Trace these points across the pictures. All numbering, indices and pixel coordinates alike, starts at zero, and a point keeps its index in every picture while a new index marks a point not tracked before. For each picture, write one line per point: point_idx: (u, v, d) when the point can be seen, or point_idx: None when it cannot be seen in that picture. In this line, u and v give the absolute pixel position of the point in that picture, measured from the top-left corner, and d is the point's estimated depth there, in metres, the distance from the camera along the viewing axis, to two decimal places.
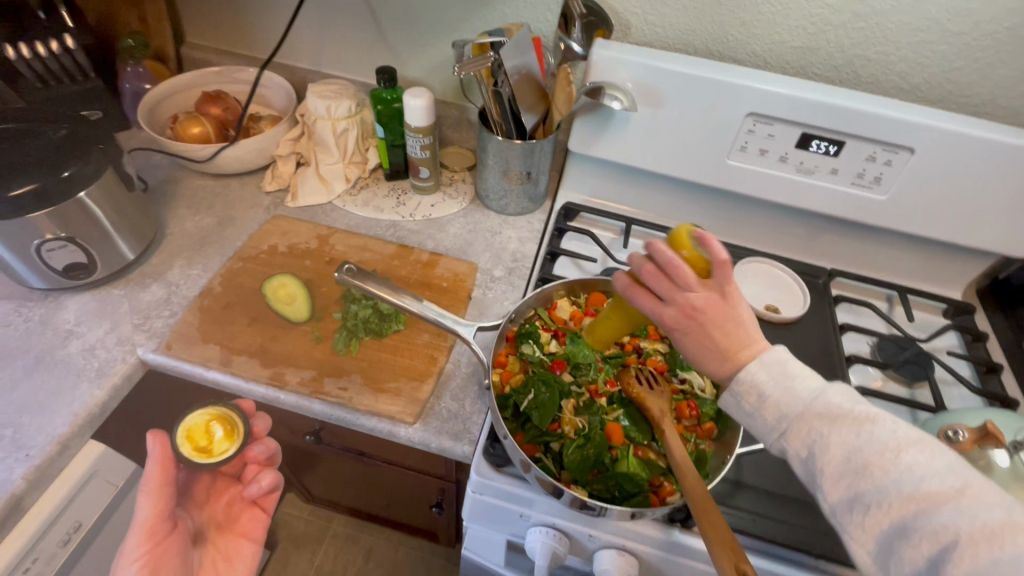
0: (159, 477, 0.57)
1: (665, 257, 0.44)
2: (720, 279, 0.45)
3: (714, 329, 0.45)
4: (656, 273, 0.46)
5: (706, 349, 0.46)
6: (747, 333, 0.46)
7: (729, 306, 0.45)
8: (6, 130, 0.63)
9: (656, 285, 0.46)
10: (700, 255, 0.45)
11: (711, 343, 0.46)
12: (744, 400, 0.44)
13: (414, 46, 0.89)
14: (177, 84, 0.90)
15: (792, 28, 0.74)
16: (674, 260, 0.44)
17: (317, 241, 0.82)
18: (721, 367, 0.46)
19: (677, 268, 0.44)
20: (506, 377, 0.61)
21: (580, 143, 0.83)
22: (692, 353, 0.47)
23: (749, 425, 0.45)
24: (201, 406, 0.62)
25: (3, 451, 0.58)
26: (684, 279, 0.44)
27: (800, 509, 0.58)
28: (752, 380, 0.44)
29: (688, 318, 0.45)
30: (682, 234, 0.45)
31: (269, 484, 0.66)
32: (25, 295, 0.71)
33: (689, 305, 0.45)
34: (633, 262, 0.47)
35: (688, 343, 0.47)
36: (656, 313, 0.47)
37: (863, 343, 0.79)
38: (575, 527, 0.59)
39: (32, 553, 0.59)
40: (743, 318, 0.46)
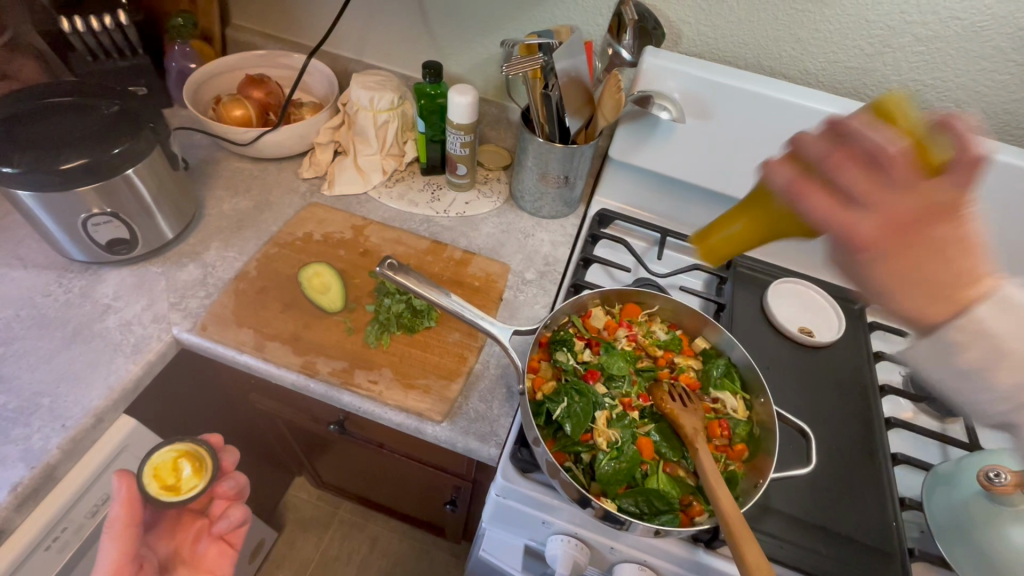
0: (124, 518, 0.55)
1: (876, 140, 0.36)
2: (953, 184, 0.35)
3: (926, 253, 0.37)
4: (849, 162, 0.37)
5: (911, 274, 0.38)
6: (972, 264, 0.38)
7: (950, 230, 0.37)
8: (61, 105, 0.65)
9: (849, 179, 0.37)
10: (927, 145, 0.35)
11: (921, 270, 0.38)
12: (964, 351, 0.40)
13: (459, 43, 0.89)
14: (221, 66, 0.91)
15: (848, 48, 0.72)
16: (887, 141, 0.35)
17: (352, 232, 0.82)
18: (926, 304, 0.39)
19: (890, 155, 0.35)
20: (538, 383, 0.61)
21: (621, 151, 0.82)
22: (885, 282, 0.38)
23: (966, 390, 0.41)
24: (167, 442, 0.61)
25: (40, 420, 0.59)
26: (899, 171, 0.35)
27: (827, 538, 0.58)
28: (979, 324, 0.39)
29: (894, 231, 0.37)
30: (901, 106, 0.37)
31: (240, 518, 0.64)
32: (67, 266, 0.72)
33: (893, 216, 0.36)
34: (809, 149, 0.38)
35: (881, 273, 0.38)
36: (840, 222, 0.37)
37: (895, 372, 0.77)
38: (596, 537, 0.59)
39: (61, 524, 0.59)
40: (968, 243, 0.37)
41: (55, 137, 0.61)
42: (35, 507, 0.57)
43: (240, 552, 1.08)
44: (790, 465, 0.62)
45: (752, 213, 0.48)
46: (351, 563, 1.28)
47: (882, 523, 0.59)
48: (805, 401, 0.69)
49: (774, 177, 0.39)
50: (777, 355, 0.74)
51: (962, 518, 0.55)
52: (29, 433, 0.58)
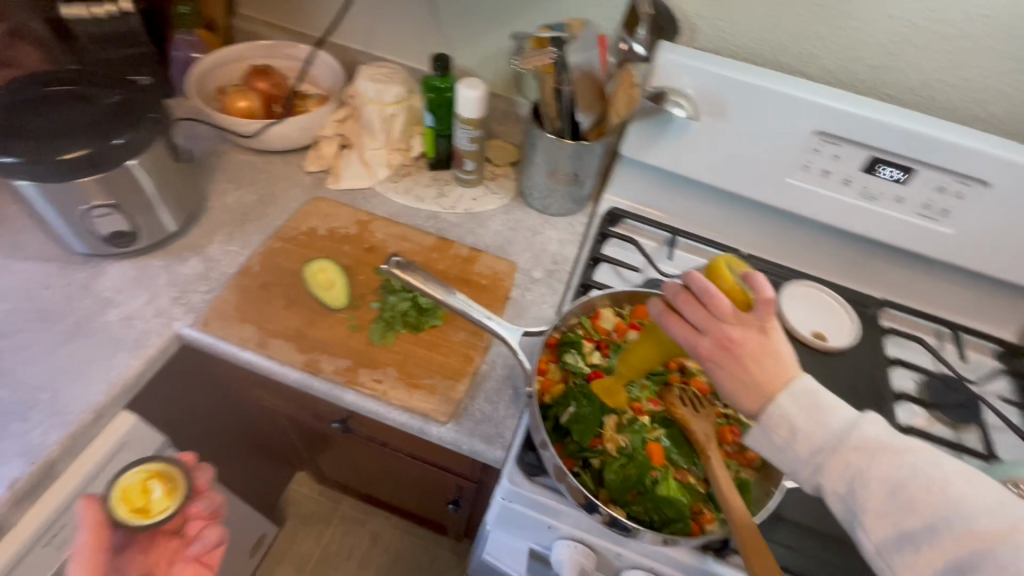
0: (91, 544, 0.53)
1: (701, 285, 0.43)
2: (757, 316, 0.43)
3: (750, 364, 0.43)
4: (691, 302, 0.44)
5: (740, 382, 0.44)
6: (784, 367, 0.44)
7: (760, 342, 0.43)
8: (63, 95, 0.63)
9: (691, 313, 0.44)
10: (742, 287, 0.44)
11: (748, 377, 0.44)
12: (775, 433, 0.43)
13: (468, 35, 0.87)
14: (226, 56, 0.89)
15: (869, 45, 0.70)
16: (708, 287, 0.43)
17: (357, 227, 0.80)
18: (754, 401, 0.44)
19: (714, 299, 0.43)
20: (546, 385, 0.59)
21: (633, 149, 0.81)
22: (726, 387, 0.45)
23: (779, 458, 0.44)
24: (137, 463, 0.59)
25: (39, 415, 0.58)
26: (723, 310, 0.43)
27: (839, 549, 0.56)
28: (783, 413, 0.43)
29: (723, 351, 0.44)
30: (722, 265, 0.44)
31: (215, 539, 0.60)
32: (68, 258, 0.71)
33: (724, 337, 0.43)
34: (667, 288, 0.46)
35: (722, 379, 0.44)
36: (688, 342, 0.45)
37: (909, 379, 0.76)
38: (603, 543, 0.58)
39: (60, 521, 0.58)
40: (782, 356, 0.44)
41: (55, 127, 0.60)
42: (34, 503, 0.56)
43: (240, 546, 1.07)
44: (803, 473, 0.60)
45: None
46: (351, 559, 1.28)
47: None
48: None
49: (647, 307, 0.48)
50: None
51: None
52: (28, 428, 0.57)
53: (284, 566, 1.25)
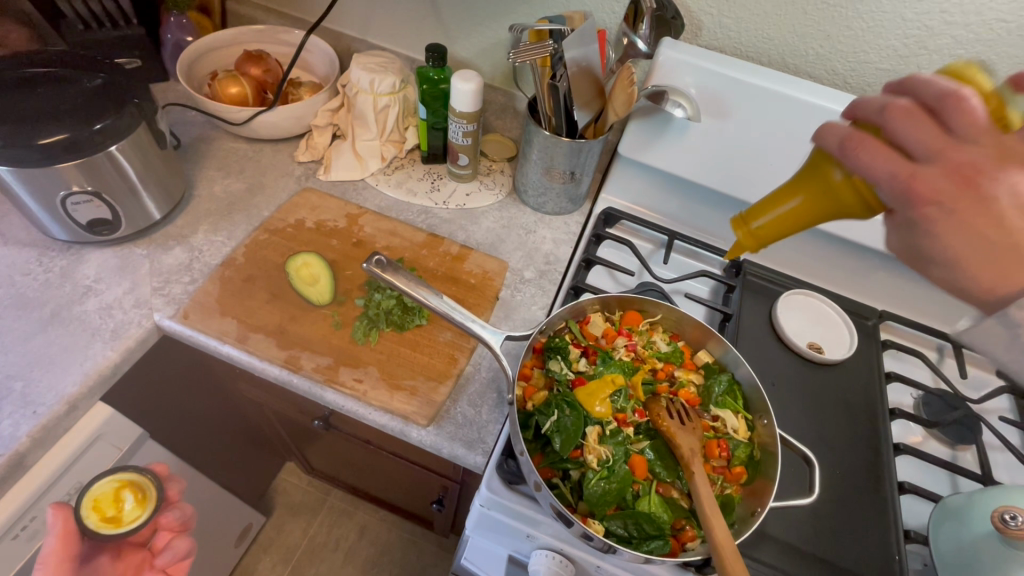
0: (60, 552, 0.54)
1: (939, 89, 0.37)
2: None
3: (995, 208, 0.36)
4: (920, 117, 0.37)
5: (979, 234, 0.36)
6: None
7: None
8: (43, 77, 0.61)
9: (920, 127, 0.37)
10: (1005, 102, 0.37)
11: (993, 232, 0.36)
12: None
13: (467, 25, 0.85)
14: (219, 39, 0.87)
15: (880, 48, 0.67)
16: (952, 88, 0.37)
17: (346, 221, 0.79)
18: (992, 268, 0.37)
19: (961, 101, 0.36)
20: (528, 392, 0.58)
21: (631, 148, 0.78)
22: (957, 245, 0.37)
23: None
24: (109, 473, 0.61)
25: (10, 405, 0.57)
26: (970, 128, 0.35)
27: (823, 569, 0.55)
28: None
29: (966, 185, 0.36)
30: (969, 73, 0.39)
31: (184, 549, 0.65)
32: (49, 244, 0.70)
33: (963, 162, 0.36)
34: (871, 109, 0.40)
35: (954, 239, 0.37)
36: (901, 168, 0.37)
37: (906, 395, 0.74)
38: (581, 555, 0.56)
39: (30, 513, 0.57)
40: None
41: (33, 110, 0.58)
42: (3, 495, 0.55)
43: (226, 536, 1.07)
44: (790, 493, 0.59)
45: (810, 189, 0.44)
46: (338, 551, 1.28)
47: (881, 555, 0.56)
48: (809, 422, 0.66)
49: (827, 140, 0.41)
50: (783, 371, 0.70)
51: (968, 557, 0.53)
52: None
53: (270, 556, 1.24)
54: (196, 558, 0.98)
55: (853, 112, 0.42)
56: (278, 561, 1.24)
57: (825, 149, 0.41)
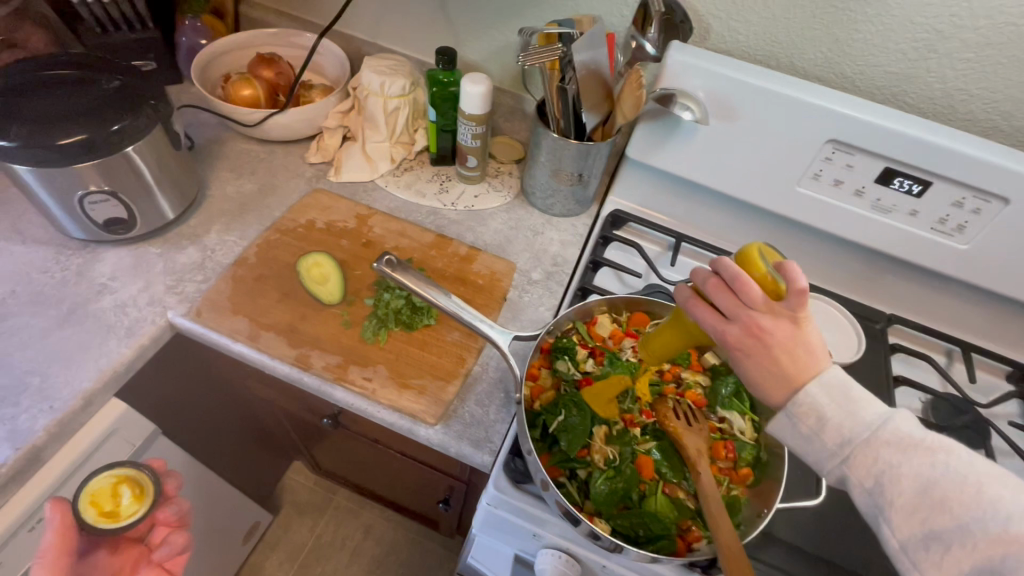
0: (58, 546, 0.54)
1: (731, 272, 0.45)
2: (791, 306, 0.44)
3: (779, 355, 0.45)
4: (720, 289, 0.46)
5: (771, 371, 0.45)
6: (813, 358, 0.45)
7: (792, 333, 0.45)
8: (62, 79, 0.63)
9: (722, 301, 0.46)
10: (773, 279, 0.44)
11: (779, 368, 0.45)
12: (801, 422, 0.44)
13: (477, 28, 0.86)
14: (233, 43, 0.88)
15: (889, 52, 0.68)
16: (739, 275, 0.44)
17: (356, 221, 0.79)
18: (778, 389, 0.45)
19: (744, 285, 0.44)
20: (536, 392, 0.59)
21: (638, 151, 0.78)
22: (753, 375, 0.46)
23: (803, 449, 0.45)
24: (108, 467, 0.59)
25: (28, 399, 0.58)
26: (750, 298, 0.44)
27: (829, 571, 0.55)
28: (811, 403, 0.44)
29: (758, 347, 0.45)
30: (754, 254, 0.45)
31: (181, 544, 0.64)
32: (65, 243, 0.71)
33: (754, 326, 0.44)
34: (698, 278, 0.48)
35: (751, 367, 0.46)
36: (718, 329, 0.46)
37: (913, 398, 0.73)
38: (587, 554, 0.56)
39: (45, 506, 0.58)
40: (813, 346, 0.45)
41: (52, 111, 0.59)
42: (19, 487, 0.56)
43: (233, 533, 1.08)
44: (796, 495, 0.58)
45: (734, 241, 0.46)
46: (344, 550, 1.28)
47: (889, 560, 0.56)
48: None
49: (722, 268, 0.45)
50: None
51: None
52: (16, 413, 0.57)
53: (277, 555, 1.25)
54: (204, 554, 0.99)
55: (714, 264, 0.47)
56: (284, 559, 1.25)
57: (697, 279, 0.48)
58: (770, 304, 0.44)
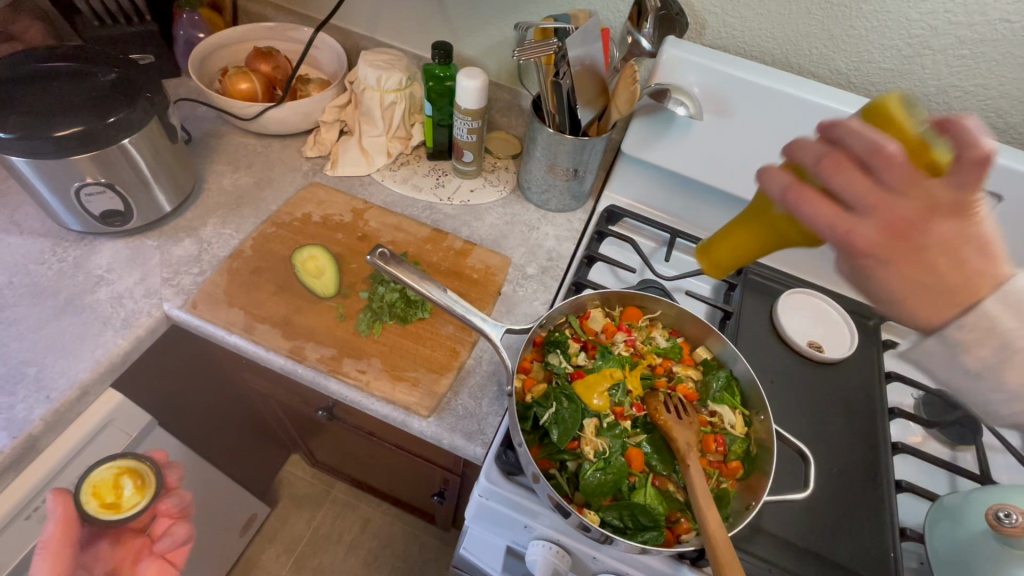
0: (59, 537, 0.55)
1: (869, 142, 0.37)
2: (954, 181, 0.37)
3: (935, 253, 0.40)
4: (847, 165, 0.39)
5: (923, 279, 0.41)
6: (988, 260, 0.40)
7: (958, 228, 0.39)
8: (58, 71, 0.63)
9: (848, 183, 0.39)
10: (928, 144, 0.37)
11: (936, 277, 0.40)
12: (972, 351, 0.42)
13: (473, 23, 0.86)
14: (231, 37, 0.88)
15: (883, 48, 0.68)
16: (881, 146, 0.37)
17: (352, 215, 0.80)
18: (945, 307, 0.42)
19: (886, 160, 0.37)
20: (528, 384, 0.59)
21: (634, 145, 0.79)
22: (896, 279, 0.41)
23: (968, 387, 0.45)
24: (108, 460, 0.62)
25: (24, 389, 0.58)
26: (893, 176, 0.37)
27: (817, 564, 0.55)
28: (993, 324, 0.41)
29: (895, 234, 0.39)
30: (897, 111, 0.39)
31: (183, 535, 0.66)
32: (62, 235, 0.72)
33: (896, 216, 0.39)
34: (807, 159, 0.41)
35: (893, 278, 0.41)
36: (838, 226, 0.39)
37: (907, 395, 0.74)
38: (577, 546, 0.57)
39: (42, 495, 0.59)
40: (981, 241, 0.40)
41: (49, 103, 0.59)
42: (16, 476, 0.57)
43: (231, 525, 1.09)
44: (785, 487, 0.59)
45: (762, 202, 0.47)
46: (341, 544, 1.29)
47: (877, 553, 0.56)
48: (807, 420, 0.66)
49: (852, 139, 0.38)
50: (782, 369, 0.71)
51: (962, 557, 0.53)
52: (13, 402, 0.57)
53: (274, 547, 1.26)
54: (202, 545, 1.00)
55: (836, 136, 0.40)
56: (282, 551, 1.26)
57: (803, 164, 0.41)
58: (921, 186, 0.38)
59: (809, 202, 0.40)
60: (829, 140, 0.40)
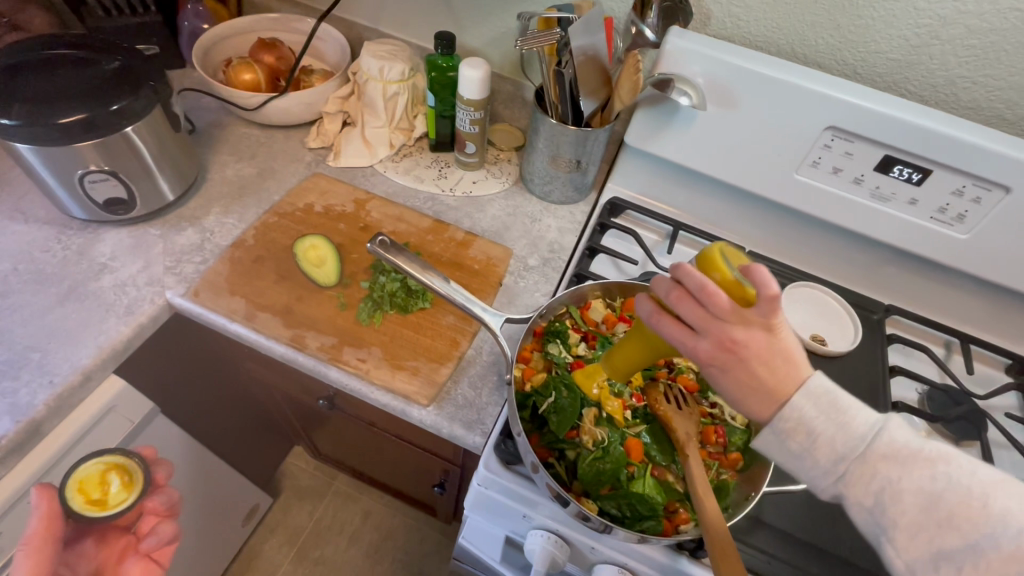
0: (43, 534, 0.54)
1: (694, 281, 0.40)
2: (762, 312, 0.40)
3: (755, 365, 0.42)
4: (685, 299, 0.42)
5: (748, 386, 0.42)
6: (795, 368, 0.42)
7: (765, 340, 0.41)
8: (61, 59, 0.63)
9: (687, 312, 0.42)
10: (740, 284, 0.40)
11: (756, 379, 0.42)
12: (791, 439, 0.42)
13: (477, 13, 0.85)
14: (235, 27, 0.88)
15: (891, 38, 0.67)
16: (704, 284, 0.40)
17: (354, 206, 0.80)
18: (766, 406, 0.43)
19: (708, 294, 0.40)
20: (527, 374, 0.58)
21: (637, 137, 0.78)
22: (730, 390, 0.43)
23: (797, 466, 0.44)
24: (96, 455, 0.61)
25: (28, 374, 0.59)
26: (716, 306, 0.40)
27: (818, 557, 0.55)
28: (800, 416, 0.42)
29: (729, 357, 0.42)
30: (717, 257, 0.41)
31: (168, 534, 0.66)
32: (66, 223, 0.72)
33: (726, 338, 0.41)
34: (659, 288, 0.44)
35: (726, 380, 0.43)
36: (685, 344, 0.43)
37: (911, 390, 0.73)
38: (577, 536, 0.57)
39: (46, 478, 0.60)
40: (789, 353, 0.42)
41: (52, 90, 0.60)
42: (19, 459, 0.57)
43: (233, 515, 1.10)
44: (786, 479, 0.59)
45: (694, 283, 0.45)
46: (343, 535, 1.30)
47: None
48: None
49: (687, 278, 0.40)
50: None
51: None
52: (17, 387, 0.58)
53: (276, 537, 1.27)
54: (204, 535, 1.00)
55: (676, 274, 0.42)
56: (284, 542, 1.27)
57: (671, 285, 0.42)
58: (742, 314, 0.40)
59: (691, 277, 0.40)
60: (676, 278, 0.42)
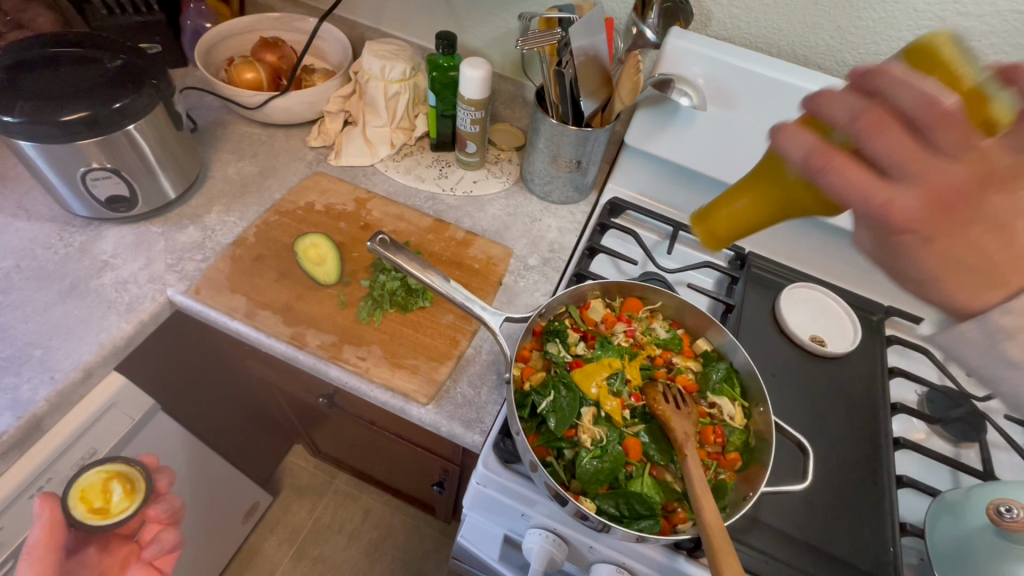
0: (46, 543, 0.55)
1: (913, 93, 0.33)
2: (1005, 145, 0.34)
3: (961, 234, 0.36)
4: (886, 125, 0.34)
5: (954, 265, 0.37)
6: (1019, 240, 0.37)
7: (1006, 202, 0.36)
8: (64, 57, 0.63)
9: (889, 143, 0.34)
10: (988, 97, 0.33)
11: (966, 256, 0.37)
12: (1014, 346, 0.37)
13: (478, 13, 0.85)
14: (237, 26, 0.89)
15: (891, 39, 0.67)
16: (929, 92, 0.32)
17: (354, 205, 0.80)
18: (981, 293, 0.38)
19: (938, 113, 0.32)
20: (526, 373, 0.59)
21: (638, 138, 0.78)
22: (930, 266, 0.38)
23: (1015, 383, 0.39)
24: (96, 464, 0.61)
25: (29, 370, 0.59)
26: (945, 133, 0.32)
27: (815, 557, 0.55)
28: None
29: (943, 208, 0.35)
30: (941, 51, 0.34)
31: (171, 541, 0.67)
32: (68, 220, 0.72)
33: (940, 188, 0.34)
34: (837, 113, 0.35)
35: (933, 258, 0.37)
36: (879, 200, 0.35)
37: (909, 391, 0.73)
38: (575, 535, 0.57)
39: (47, 473, 0.60)
40: (1022, 222, 0.36)
41: (55, 88, 0.60)
42: (20, 455, 0.58)
43: (233, 513, 1.10)
44: (784, 479, 0.59)
45: (760, 189, 0.44)
46: (342, 533, 1.30)
47: (876, 546, 0.56)
48: (809, 415, 0.66)
49: (901, 96, 0.33)
50: (784, 364, 0.70)
51: (964, 549, 0.53)
52: (18, 383, 0.58)
53: (276, 535, 1.27)
54: (204, 532, 1.00)
55: (864, 78, 0.35)
56: (283, 540, 1.27)
57: (836, 117, 0.35)
58: (976, 148, 0.34)
59: (906, 88, 0.33)
60: (868, 93, 0.35)
